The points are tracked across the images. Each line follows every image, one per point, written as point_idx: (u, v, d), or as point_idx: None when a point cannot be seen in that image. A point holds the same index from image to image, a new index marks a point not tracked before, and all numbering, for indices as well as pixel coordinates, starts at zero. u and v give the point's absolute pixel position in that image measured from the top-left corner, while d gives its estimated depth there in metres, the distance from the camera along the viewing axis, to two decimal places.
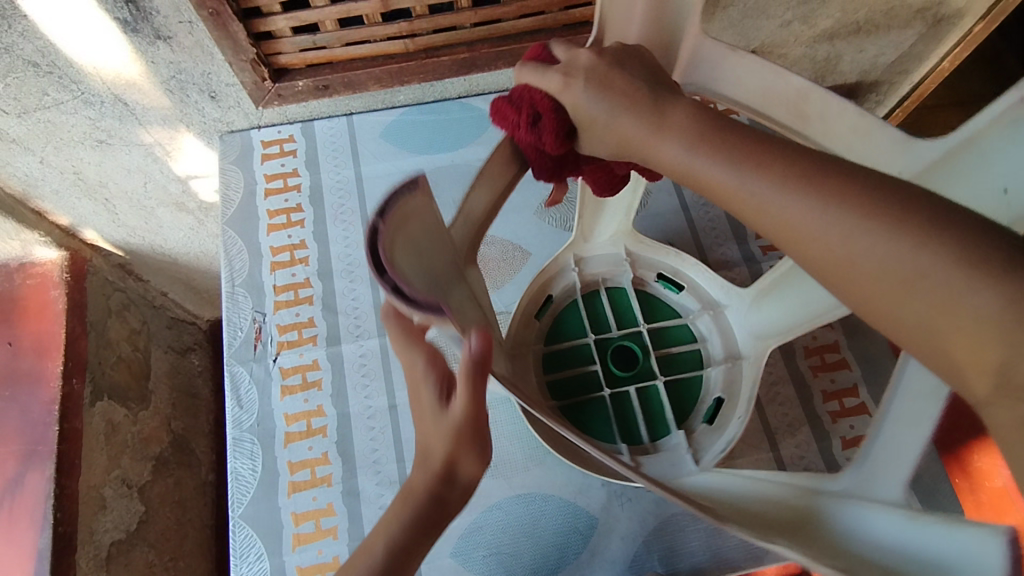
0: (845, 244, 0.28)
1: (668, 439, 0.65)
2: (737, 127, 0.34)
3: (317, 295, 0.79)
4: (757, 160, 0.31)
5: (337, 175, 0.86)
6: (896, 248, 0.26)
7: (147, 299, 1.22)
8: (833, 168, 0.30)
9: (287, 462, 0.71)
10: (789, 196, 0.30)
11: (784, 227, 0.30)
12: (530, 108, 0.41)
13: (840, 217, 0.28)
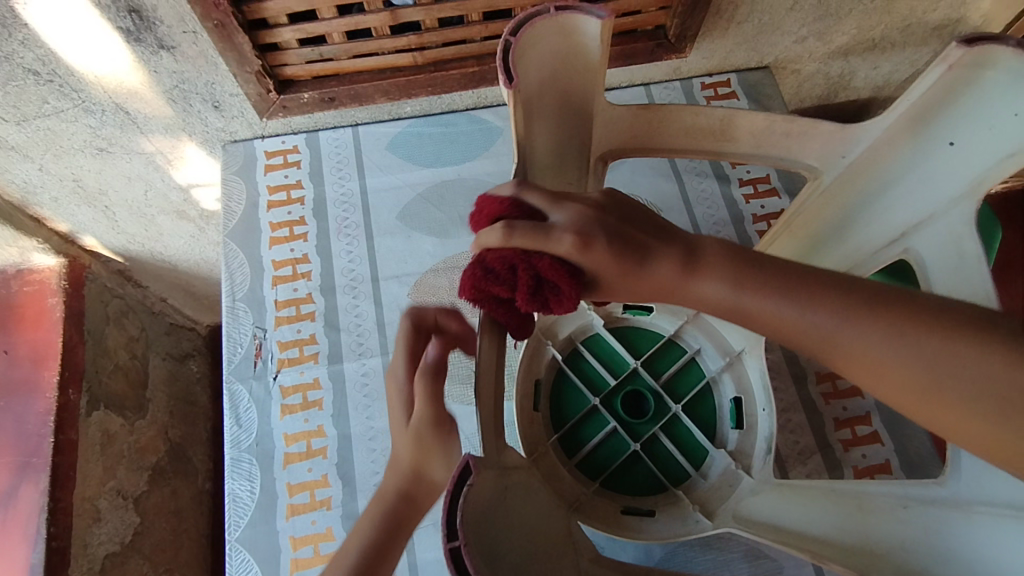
0: (925, 368, 0.33)
1: (702, 469, 0.69)
2: (765, 261, 0.37)
3: (319, 311, 0.77)
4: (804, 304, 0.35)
5: (342, 188, 0.84)
6: (968, 366, 0.32)
7: (146, 305, 1.20)
8: (882, 294, 0.34)
9: (286, 484, 0.69)
10: (859, 329, 0.34)
11: (850, 356, 0.34)
12: (528, 274, 0.38)
13: (911, 346, 0.33)
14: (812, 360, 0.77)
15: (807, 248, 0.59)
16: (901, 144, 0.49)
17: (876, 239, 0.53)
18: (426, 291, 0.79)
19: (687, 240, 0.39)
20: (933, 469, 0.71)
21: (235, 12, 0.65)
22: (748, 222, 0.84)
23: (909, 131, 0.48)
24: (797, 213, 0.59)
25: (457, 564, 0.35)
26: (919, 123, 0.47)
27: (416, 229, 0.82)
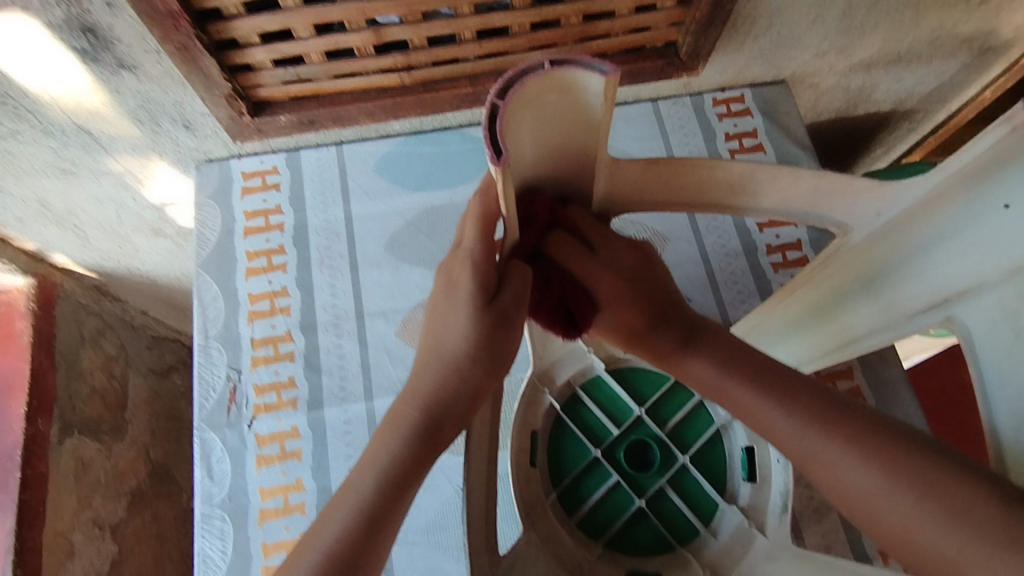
0: (883, 500, 0.33)
1: (713, 529, 0.64)
2: (764, 362, 0.42)
3: (299, 351, 0.72)
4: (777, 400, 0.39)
5: (325, 214, 0.78)
6: (922, 513, 0.32)
7: (126, 320, 1.14)
8: (876, 432, 0.35)
9: (261, 544, 0.64)
10: (842, 452, 0.35)
11: (812, 458, 0.36)
12: (545, 279, 0.44)
13: (890, 483, 0.33)
14: None
15: (835, 298, 0.53)
16: (951, 202, 0.40)
17: (914, 304, 0.45)
18: (416, 329, 0.73)
19: (692, 321, 0.45)
20: None
21: (199, 32, 0.59)
22: (762, 253, 0.78)
23: (961, 189, 0.39)
24: (822, 264, 0.52)
25: None
26: (972, 182, 0.38)
27: (405, 260, 0.76)
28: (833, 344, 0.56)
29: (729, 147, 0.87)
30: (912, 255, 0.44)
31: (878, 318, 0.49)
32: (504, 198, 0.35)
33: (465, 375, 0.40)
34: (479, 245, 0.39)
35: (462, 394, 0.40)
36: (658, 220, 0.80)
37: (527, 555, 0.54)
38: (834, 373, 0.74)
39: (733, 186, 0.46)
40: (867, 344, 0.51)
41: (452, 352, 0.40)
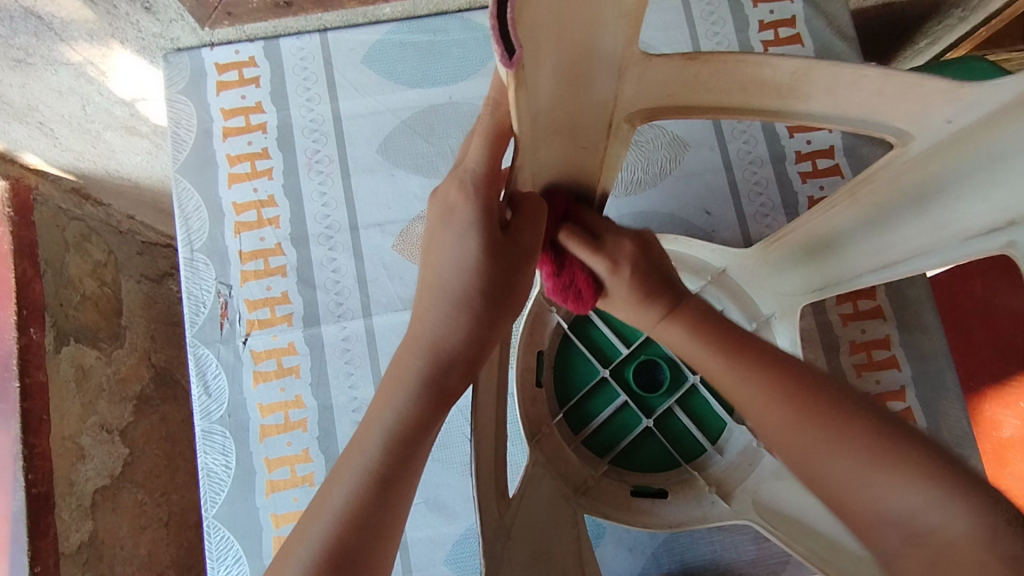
0: (825, 458, 0.34)
1: (721, 448, 0.63)
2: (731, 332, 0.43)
3: (291, 265, 0.67)
4: (784, 395, 0.37)
5: (311, 112, 0.71)
6: (865, 471, 0.33)
7: (111, 225, 1.06)
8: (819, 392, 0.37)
9: (264, 459, 0.64)
10: (785, 411, 0.37)
11: (762, 418, 0.38)
12: (569, 277, 0.47)
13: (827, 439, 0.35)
14: (847, 328, 0.70)
15: (874, 217, 0.47)
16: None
17: (970, 226, 0.40)
18: (415, 243, 0.68)
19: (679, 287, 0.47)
20: (965, 449, 0.66)
21: None
22: (790, 161, 0.72)
23: None
24: (868, 178, 0.46)
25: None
26: None
27: (401, 166, 0.70)
28: (864, 265, 0.51)
29: (762, 37, 0.77)
30: (969, 169, 0.39)
31: (925, 238, 0.44)
32: (516, 107, 0.29)
33: (477, 312, 0.37)
34: (483, 166, 0.36)
35: (465, 347, 0.37)
36: (678, 122, 0.73)
37: (536, 476, 0.53)
38: (856, 293, 0.70)
39: (775, 88, 0.39)
40: (908, 267, 0.47)
41: (456, 288, 0.37)
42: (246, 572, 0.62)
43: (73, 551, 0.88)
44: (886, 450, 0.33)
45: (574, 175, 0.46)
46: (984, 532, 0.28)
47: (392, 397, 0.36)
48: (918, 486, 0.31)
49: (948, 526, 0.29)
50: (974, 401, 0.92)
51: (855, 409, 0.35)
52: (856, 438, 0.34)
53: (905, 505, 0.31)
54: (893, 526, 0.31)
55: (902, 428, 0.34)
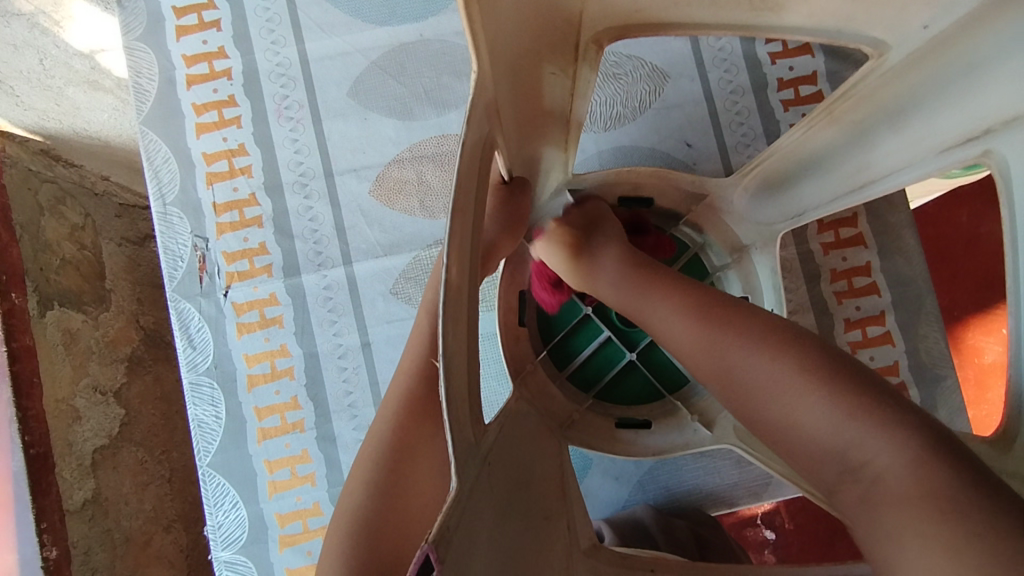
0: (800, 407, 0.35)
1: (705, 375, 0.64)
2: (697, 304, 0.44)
3: (267, 215, 0.66)
4: (744, 357, 0.39)
5: (276, 56, 0.68)
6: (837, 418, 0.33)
7: (85, 187, 1.03)
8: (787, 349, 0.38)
9: (253, 407, 0.65)
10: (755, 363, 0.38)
11: (731, 373, 0.39)
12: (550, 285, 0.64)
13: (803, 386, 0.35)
14: (829, 257, 0.70)
15: (850, 138, 0.47)
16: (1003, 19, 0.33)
17: (947, 137, 0.40)
18: (392, 187, 0.67)
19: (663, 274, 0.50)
20: (942, 369, 0.68)
21: None
22: (772, 88, 0.70)
23: None
24: (845, 95, 0.46)
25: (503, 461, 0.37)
26: None
27: (373, 109, 0.68)
28: (842, 189, 0.51)
29: None
30: (945, 82, 0.38)
31: (900, 156, 0.44)
32: (468, 26, 0.28)
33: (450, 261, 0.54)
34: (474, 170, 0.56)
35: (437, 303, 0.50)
36: (658, 53, 0.71)
37: (523, 406, 0.53)
38: (837, 221, 0.70)
39: None
40: (884, 186, 0.46)
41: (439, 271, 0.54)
42: (244, 516, 0.64)
43: (77, 508, 0.90)
44: (832, 393, 0.34)
45: (546, 104, 0.46)
46: (909, 464, 0.30)
47: (410, 350, 0.48)
48: (856, 423, 0.32)
49: (891, 461, 0.31)
50: (956, 330, 0.86)
51: (808, 357, 0.37)
52: (799, 379, 0.35)
53: (841, 443, 0.33)
54: (834, 461, 0.33)
55: (851, 370, 0.35)
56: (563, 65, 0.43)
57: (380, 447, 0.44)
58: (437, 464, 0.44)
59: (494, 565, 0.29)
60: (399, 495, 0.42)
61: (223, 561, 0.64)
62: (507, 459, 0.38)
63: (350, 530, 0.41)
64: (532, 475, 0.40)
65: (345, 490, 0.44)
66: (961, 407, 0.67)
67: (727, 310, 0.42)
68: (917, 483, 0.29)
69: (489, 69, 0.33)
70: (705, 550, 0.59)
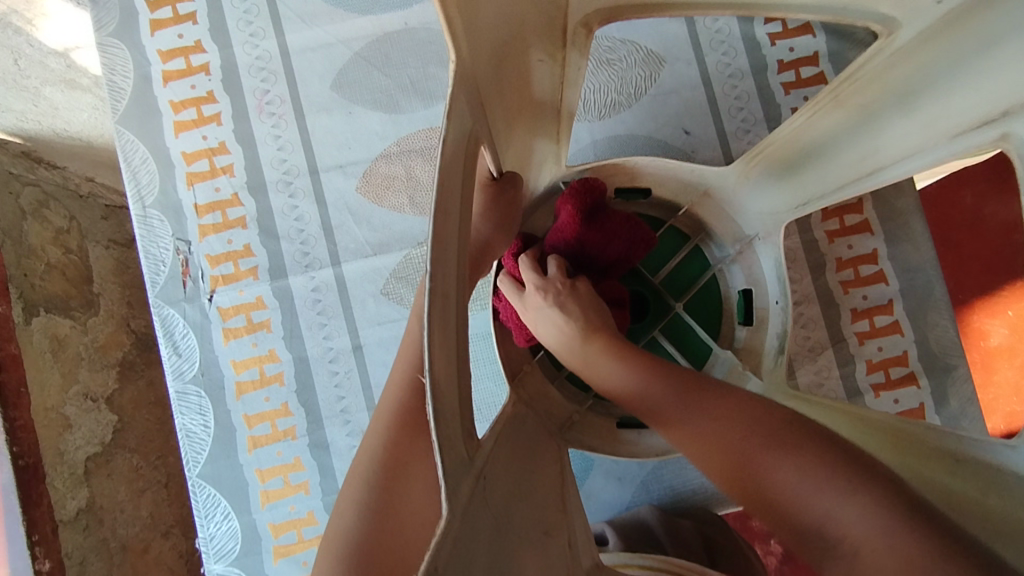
0: (770, 473, 0.33)
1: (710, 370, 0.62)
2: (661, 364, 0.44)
3: (251, 216, 0.64)
4: (714, 428, 0.38)
5: (255, 48, 0.65)
6: (806, 482, 0.31)
7: (69, 189, 1.00)
8: (754, 413, 0.37)
9: (243, 416, 0.63)
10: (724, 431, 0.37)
11: (702, 440, 0.38)
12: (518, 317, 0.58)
13: (770, 450, 0.34)
14: (834, 245, 0.68)
15: (858, 121, 0.44)
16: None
17: (960, 121, 0.38)
18: (380, 183, 0.64)
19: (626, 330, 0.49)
20: (952, 358, 0.66)
21: None
22: (772, 71, 0.67)
23: None
24: (849, 78, 0.43)
25: (501, 473, 0.35)
26: None
27: (358, 101, 0.65)
28: (848, 177, 0.48)
29: None
30: (956, 61, 0.36)
31: (912, 141, 0.42)
32: (444, 11, 0.26)
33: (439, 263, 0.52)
34: None
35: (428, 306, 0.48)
36: (652, 36, 0.68)
37: (521, 409, 0.51)
38: (843, 208, 0.68)
39: None
40: (893, 174, 0.44)
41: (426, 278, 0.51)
42: (236, 527, 0.62)
43: (72, 518, 0.88)
44: (799, 462, 0.32)
45: (535, 93, 0.44)
46: (880, 538, 0.27)
47: (401, 357, 0.46)
48: (825, 496, 0.30)
49: (859, 527, 0.28)
50: (964, 315, 0.83)
51: (776, 428, 0.35)
52: (773, 447, 0.34)
53: (816, 513, 0.31)
54: (812, 537, 0.31)
55: (817, 437, 0.34)
56: (553, 50, 0.41)
57: (372, 460, 0.42)
58: (430, 478, 0.41)
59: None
60: (391, 512, 0.40)
61: (216, 573, 0.62)
62: (504, 472, 0.36)
63: (340, 551, 0.39)
64: (530, 485, 0.38)
65: (334, 509, 0.42)
66: (972, 397, 0.65)
67: (693, 386, 0.41)
68: (890, 557, 0.26)
69: (471, 57, 0.30)
70: (714, 556, 0.57)
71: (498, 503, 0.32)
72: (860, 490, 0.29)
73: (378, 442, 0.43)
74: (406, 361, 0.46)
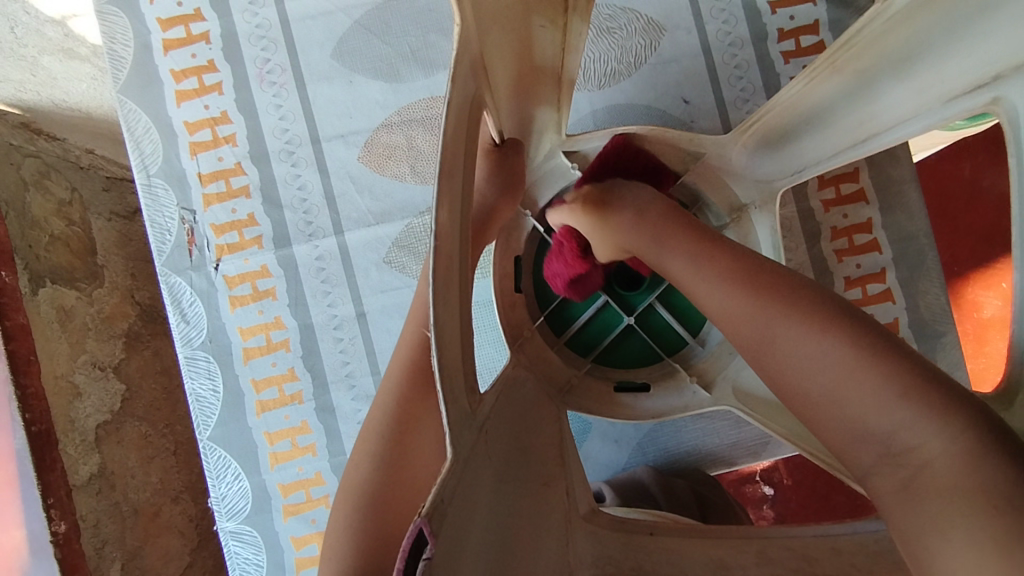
0: (841, 380, 0.31)
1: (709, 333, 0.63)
2: (733, 253, 0.41)
3: (254, 185, 0.65)
4: (781, 319, 0.35)
5: (255, 16, 0.65)
6: (881, 396, 0.30)
7: (70, 160, 1.00)
8: (828, 311, 0.34)
9: (250, 380, 0.64)
10: (790, 324, 0.35)
11: (763, 333, 0.36)
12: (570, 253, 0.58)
13: (840, 357, 0.32)
14: (829, 214, 0.69)
15: (853, 87, 0.45)
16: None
17: (953, 86, 0.39)
18: (381, 153, 0.65)
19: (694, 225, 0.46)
20: (942, 325, 0.67)
21: None
22: (772, 40, 0.67)
23: None
24: (844, 45, 0.43)
25: (502, 427, 0.37)
26: None
27: (359, 71, 0.65)
28: (846, 140, 0.49)
29: None
30: (953, 26, 0.37)
31: (908, 105, 0.42)
32: None
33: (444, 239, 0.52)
34: None
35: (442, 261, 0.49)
36: (653, 4, 0.68)
37: (522, 373, 0.53)
38: (839, 177, 0.69)
39: None
40: (889, 138, 0.45)
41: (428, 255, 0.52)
42: (246, 487, 0.64)
43: (85, 483, 0.91)
44: (885, 372, 0.30)
45: (536, 60, 0.44)
46: (963, 457, 0.27)
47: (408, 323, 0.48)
48: (909, 405, 0.29)
49: (936, 447, 0.28)
50: (956, 285, 0.85)
51: (854, 332, 0.33)
52: (848, 356, 0.32)
53: (887, 425, 0.29)
54: (873, 443, 0.30)
55: (902, 354, 0.32)
56: (554, 17, 0.41)
57: (381, 418, 0.44)
58: (434, 434, 0.43)
59: (496, 531, 0.28)
60: (399, 466, 0.42)
61: (229, 531, 0.65)
62: (505, 428, 0.37)
63: (350, 504, 0.41)
64: (529, 441, 0.40)
65: (350, 463, 0.44)
66: (960, 362, 0.67)
67: (777, 280, 0.37)
68: (972, 476, 0.26)
69: (475, 24, 0.31)
70: (707, 510, 0.59)
71: (501, 453, 0.33)
72: (945, 415, 0.28)
73: (385, 402, 0.44)
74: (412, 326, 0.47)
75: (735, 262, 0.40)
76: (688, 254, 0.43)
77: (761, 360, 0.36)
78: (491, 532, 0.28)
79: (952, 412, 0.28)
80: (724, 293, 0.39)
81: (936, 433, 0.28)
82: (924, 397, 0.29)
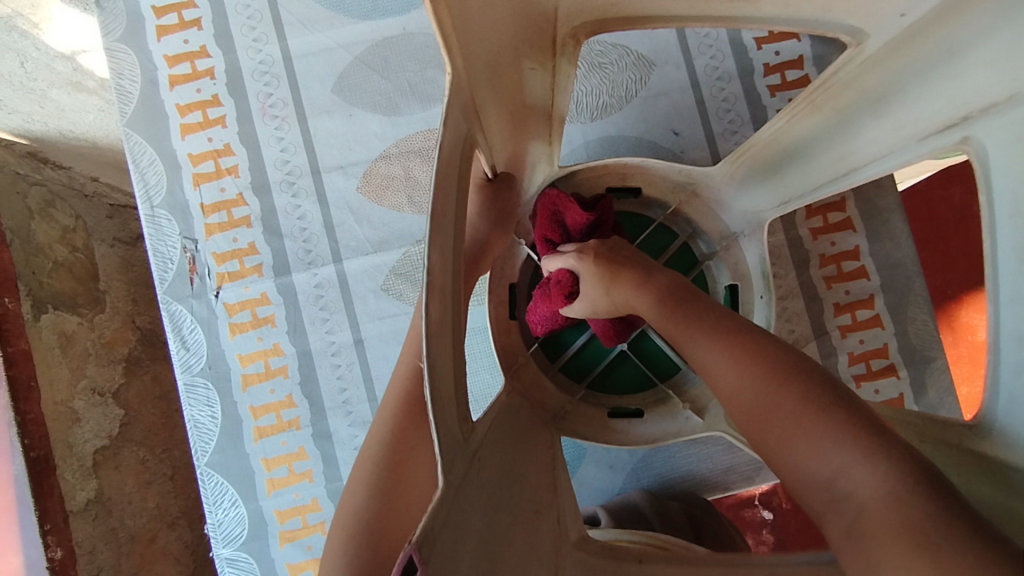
0: (795, 429, 0.33)
1: None
2: (711, 310, 0.44)
3: (255, 215, 0.67)
4: (746, 374, 0.38)
5: (258, 54, 0.67)
6: (823, 442, 0.32)
7: (75, 189, 1.02)
8: (791, 365, 0.36)
9: (249, 407, 0.65)
10: (754, 379, 0.37)
11: (734, 383, 0.38)
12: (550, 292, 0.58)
13: (795, 408, 0.34)
14: (818, 242, 0.70)
15: (835, 124, 0.47)
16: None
17: (926, 126, 0.40)
18: (379, 183, 0.67)
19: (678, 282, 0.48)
20: (931, 351, 0.68)
21: None
22: (759, 74, 0.70)
23: None
24: (824, 85, 0.45)
25: (496, 454, 0.38)
26: None
27: (358, 105, 0.67)
28: (824, 177, 0.51)
29: None
30: (927, 71, 0.39)
31: (884, 143, 0.44)
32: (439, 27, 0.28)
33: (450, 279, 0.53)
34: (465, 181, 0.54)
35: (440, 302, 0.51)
36: (642, 40, 0.70)
37: (516, 401, 0.54)
38: (826, 206, 0.70)
39: None
40: (867, 173, 0.46)
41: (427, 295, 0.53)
42: (243, 513, 0.65)
43: (81, 508, 0.91)
44: (829, 421, 0.32)
45: (526, 99, 0.46)
46: (888, 498, 0.28)
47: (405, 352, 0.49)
48: (845, 448, 0.30)
49: (867, 488, 0.29)
50: (949, 311, 0.86)
51: (810, 385, 0.35)
52: (802, 407, 0.34)
53: (828, 470, 0.31)
54: (819, 490, 0.31)
55: (850, 402, 0.33)
56: (543, 60, 0.43)
57: (377, 445, 0.45)
58: (429, 461, 0.44)
59: (484, 559, 0.29)
60: (393, 494, 0.43)
61: (224, 557, 0.65)
62: (499, 456, 0.38)
63: (345, 530, 0.42)
64: (523, 469, 0.41)
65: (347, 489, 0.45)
66: (950, 388, 0.68)
67: (749, 336, 0.40)
68: (895, 514, 0.27)
69: (464, 72, 0.32)
70: (700, 532, 0.59)
71: (493, 481, 0.34)
72: (875, 457, 0.29)
73: (384, 429, 0.45)
74: (408, 354, 0.48)
75: (716, 318, 0.43)
76: (667, 310, 0.46)
77: (735, 415, 0.39)
78: (479, 564, 0.28)
79: (878, 453, 0.30)
80: (703, 347, 0.41)
81: (867, 475, 0.29)
82: (863, 440, 0.30)
